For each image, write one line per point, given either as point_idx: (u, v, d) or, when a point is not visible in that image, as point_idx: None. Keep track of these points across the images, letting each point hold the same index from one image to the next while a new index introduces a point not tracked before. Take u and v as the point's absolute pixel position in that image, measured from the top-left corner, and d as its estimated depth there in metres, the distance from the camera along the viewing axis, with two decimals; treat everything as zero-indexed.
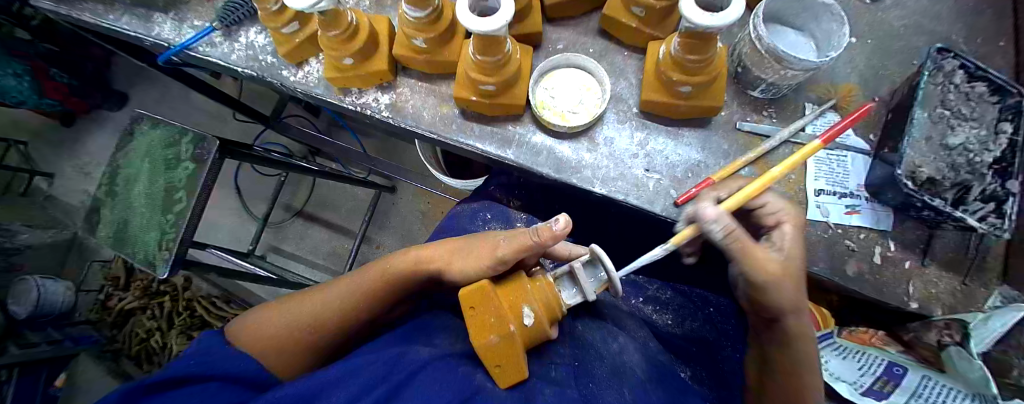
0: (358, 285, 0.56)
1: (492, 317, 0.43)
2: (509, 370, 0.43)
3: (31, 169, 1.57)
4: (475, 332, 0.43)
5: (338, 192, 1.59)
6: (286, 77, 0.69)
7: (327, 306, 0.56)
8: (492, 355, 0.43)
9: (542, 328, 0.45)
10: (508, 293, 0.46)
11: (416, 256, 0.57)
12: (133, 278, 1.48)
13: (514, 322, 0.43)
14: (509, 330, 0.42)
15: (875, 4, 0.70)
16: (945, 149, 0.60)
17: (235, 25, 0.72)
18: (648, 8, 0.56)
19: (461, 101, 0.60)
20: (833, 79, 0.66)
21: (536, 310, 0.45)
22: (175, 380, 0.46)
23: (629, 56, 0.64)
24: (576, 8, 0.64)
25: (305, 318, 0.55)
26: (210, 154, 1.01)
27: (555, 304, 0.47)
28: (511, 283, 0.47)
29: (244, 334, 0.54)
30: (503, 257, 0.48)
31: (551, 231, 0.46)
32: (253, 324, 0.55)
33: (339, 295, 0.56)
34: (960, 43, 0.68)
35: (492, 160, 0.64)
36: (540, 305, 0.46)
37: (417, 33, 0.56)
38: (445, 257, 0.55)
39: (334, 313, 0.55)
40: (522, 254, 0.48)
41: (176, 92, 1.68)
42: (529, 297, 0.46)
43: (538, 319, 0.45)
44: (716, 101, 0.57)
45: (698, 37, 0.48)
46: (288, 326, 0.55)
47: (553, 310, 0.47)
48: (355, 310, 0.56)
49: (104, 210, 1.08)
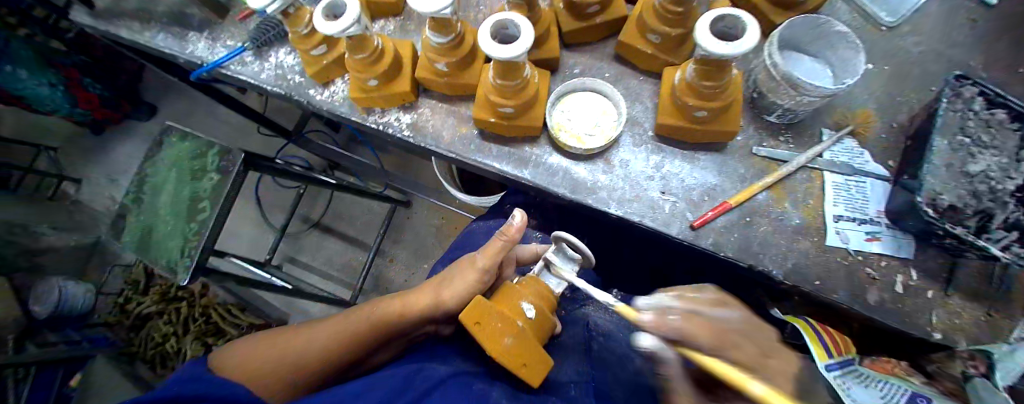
0: (349, 324, 0.57)
1: (497, 324, 0.43)
2: (535, 366, 0.44)
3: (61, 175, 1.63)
4: (487, 344, 0.43)
5: (354, 205, 1.62)
6: (313, 96, 0.72)
7: (312, 343, 0.56)
8: (514, 357, 0.43)
9: (546, 315, 0.49)
10: (503, 299, 0.48)
11: (406, 299, 0.58)
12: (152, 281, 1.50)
13: (520, 319, 0.45)
14: (518, 328, 0.44)
15: (891, 31, 0.71)
16: (966, 176, 0.57)
17: (266, 46, 0.75)
18: (664, 35, 0.57)
19: (478, 121, 0.62)
20: (850, 105, 0.66)
21: (534, 302, 0.48)
22: (166, 399, 0.45)
23: (645, 81, 0.66)
24: (595, 34, 0.66)
25: (289, 354, 0.56)
26: (235, 167, 1.04)
27: (547, 292, 0.52)
28: (500, 295, 0.49)
29: (230, 366, 0.54)
30: (483, 264, 0.56)
31: (513, 227, 0.54)
32: (239, 355, 0.56)
33: (327, 334, 0.57)
34: (979, 70, 0.68)
35: (508, 180, 0.65)
36: (534, 298, 0.49)
37: (439, 58, 0.59)
38: (435, 291, 0.58)
39: (318, 353, 0.56)
40: (498, 257, 0.56)
41: (203, 104, 1.75)
42: (522, 295, 0.49)
43: (537, 309, 0.48)
44: (732, 125, 0.58)
45: (712, 64, 0.49)
46: (271, 361, 0.55)
47: (548, 298, 0.51)
48: (338, 353, 0.56)
49: (129, 216, 1.12)
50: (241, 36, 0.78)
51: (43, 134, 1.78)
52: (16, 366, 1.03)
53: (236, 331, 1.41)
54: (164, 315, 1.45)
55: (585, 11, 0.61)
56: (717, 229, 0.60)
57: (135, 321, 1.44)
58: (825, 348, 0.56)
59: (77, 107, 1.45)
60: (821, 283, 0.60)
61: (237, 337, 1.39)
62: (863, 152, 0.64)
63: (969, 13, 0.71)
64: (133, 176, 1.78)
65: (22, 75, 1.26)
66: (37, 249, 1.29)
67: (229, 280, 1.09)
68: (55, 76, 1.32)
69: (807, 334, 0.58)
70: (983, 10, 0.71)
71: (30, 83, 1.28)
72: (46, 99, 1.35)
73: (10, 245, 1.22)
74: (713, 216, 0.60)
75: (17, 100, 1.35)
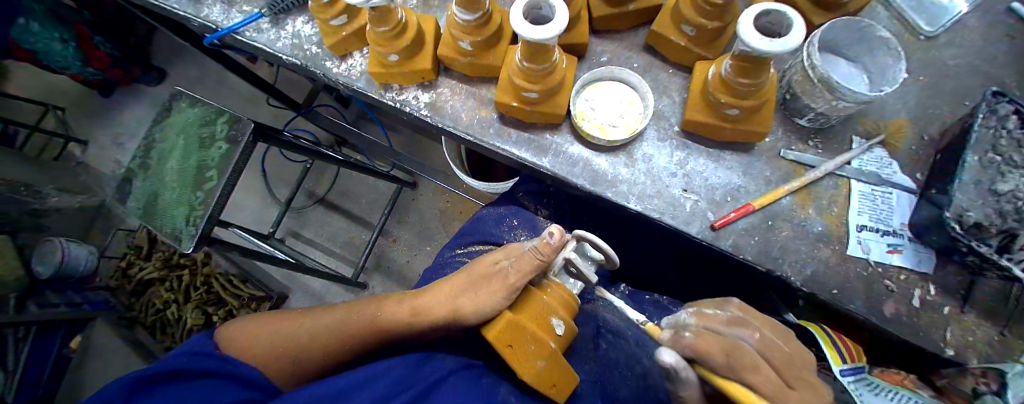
0: (353, 321, 0.55)
1: (529, 346, 0.44)
2: (561, 387, 0.45)
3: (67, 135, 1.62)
4: (521, 369, 0.43)
5: (360, 183, 1.61)
6: (329, 68, 0.70)
7: (312, 338, 0.55)
8: (545, 380, 0.44)
9: (573, 330, 0.49)
10: (530, 312, 0.48)
11: (414, 307, 0.54)
12: (155, 249, 1.50)
13: (551, 339, 0.46)
14: (551, 350, 0.44)
15: (929, 41, 0.68)
16: (993, 194, 0.54)
17: (283, 14, 0.73)
18: (699, 27, 0.55)
19: (502, 106, 0.60)
20: (882, 113, 0.64)
21: (562, 317, 0.49)
22: (170, 373, 0.47)
23: (673, 74, 0.64)
24: (625, 22, 0.63)
25: (288, 344, 0.54)
26: (245, 136, 1.03)
27: (571, 299, 0.52)
28: (529, 305, 0.49)
29: (238, 342, 0.54)
30: (516, 284, 0.48)
31: (549, 245, 0.50)
32: (239, 337, 0.55)
33: (328, 330, 0.55)
34: (1015, 86, 0.66)
35: (526, 167, 0.63)
36: (561, 309, 0.50)
37: (464, 36, 0.57)
38: (447, 302, 0.52)
39: (318, 349, 0.55)
40: (530, 275, 0.49)
41: (213, 71, 1.73)
42: (552, 309, 0.49)
43: (566, 325, 0.48)
44: (762, 126, 0.56)
45: (751, 61, 0.47)
46: (270, 348, 0.54)
47: (571, 307, 0.52)
48: (338, 351, 0.55)
49: (136, 181, 1.11)
50: (257, 2, 0.76)
51: (52, 94, 1.77)
52: (18, 324, 1.06)
53: (236, 302, 1.41)
54: (166, 281, 1.45)
55: None
56: (737, 231, 0.59)
57: (136, 286, 1.45)
58: (840, 354, 0.55)
59: (88, 67, 1.43)
60: (838, 292, 0.58)
61: (237, 307, 1.40)
62: (893, 162, 0.62)
63: (1010, 26, 0.68)
64: (140, 141, 1.77)
65: (34, 29, 1.27)
66: (43, 209, 1.30)
67: (233, 250, 1.09)
68: (67, 33, 1.31)
69: (821, 338, 0.57)
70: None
71: (42, 37, 1.28)
72: (56, 54, 1.33)
73: (15, 202, 1.22)
74: (734, 218, 0.58)
75: (26, 53, 1.32)
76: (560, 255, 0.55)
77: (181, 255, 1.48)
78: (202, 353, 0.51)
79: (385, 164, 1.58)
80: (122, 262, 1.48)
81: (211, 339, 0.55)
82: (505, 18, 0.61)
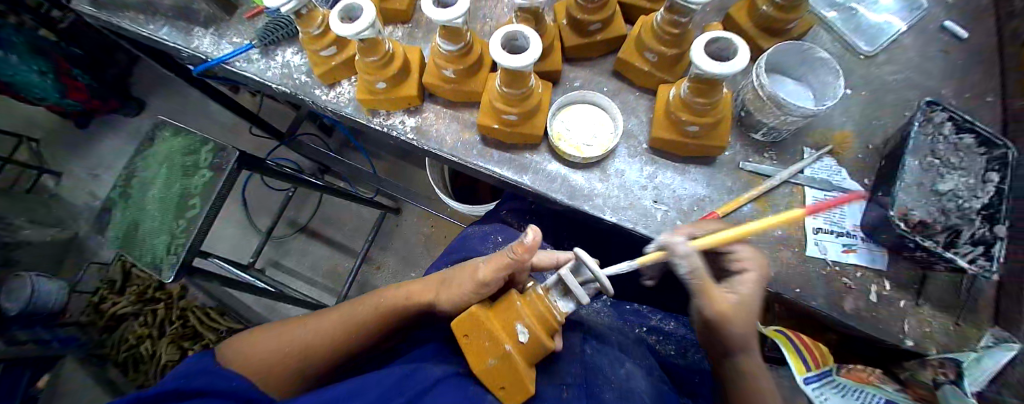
0: (353, 317, 0.58)
1: (485, 343, 0.47)
2: (513, 390, 0.47)
3: (40, 167, 1.60)
4: (473, 358, 0.47)
5: (344, 209, 1.62)
6: (318, 96, 0.73)
7: (317, 335, 0.57)
8: (494, 377, 0.47)
9: (541, 342, 0.46)
10: (501, 312, 0.49)
11: (409, 292, 0.60)
12: (130, 282, 1.45)
13: (509, 342, 0.46)
14: (503, 352, 0.46)
15: (868, 60, 0.77)
16: (935, 194, 0.62)
17: (273, 45, 0.77)
18: (660, 54, 0.62)
19: (484, 128, 0.64)
20: (829, 126, 0.71)
21: (530, 325, 0.46)
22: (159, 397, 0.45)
23: (641, 96, 0.69)
24: (595, 51, 0.70)
25: (292, 345, 0.56)
26: (228, 164, 1.05)
27: (549, 314, 0.48)
28: (504, 304, 0.49)
29: (236, 357, 0.54)
30: (484, 279, 0.52)
31: (523, 245, 0.50)
32: (240, 347, 0.56)
33: (331, 325, 0.58)
34: (948, 98, 0.74)
35: (508, 185, 0.67)
36: (533, 319, 0.47)
37: (447, 64, 0.61)
38: (435, 288, 0.58)
39: (323, 344, 0.57)
40: (503, 272, 0.51)
41: (197, 102, 1.75)
42: (521, 314, 0.47)
43: (533, 334, 0.46)
44: (722, 140, 0.61)
45: (704, 82, 0.53)
46: (275, 350, 0.55)
47: (548, 321, 0.48)
48: (340, 346, 0.57)
49: (115, 210, 1.10)
50: (247, 34, 0.80)
51: (30, 127, 1.76)
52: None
53: (215, 335, 1.37)
54: (140, 314, 1.40)
55: (587, 29, 0.65)
56: None
57: (108, 322, 1.39)
58: (804, 362, 0.58)
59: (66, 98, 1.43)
60: (801, 290, 0.63)
61: (215, 341, 1.35)
62: (841, 170, 0.68)
63: (940, 44, 0.77)
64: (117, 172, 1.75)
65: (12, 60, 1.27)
66: (13, 242, 1.27)
67: (214, 279, 1.07)
68: (46, 64, 1.31)
69: (785, 347, 0.60)
70: (950, 44, 0.77)
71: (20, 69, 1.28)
72: (36, 87, 1.33)
73: None
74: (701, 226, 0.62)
75: (3, 87, 1.30)
76: (556, 272, 0.50)
77: (157, 288, 1.44)
78: (198, 374, 0.49)
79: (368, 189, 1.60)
80: (94, 297, 1.41)
81: (206, 356, 0.53)
82: (485, 49, 0.66)
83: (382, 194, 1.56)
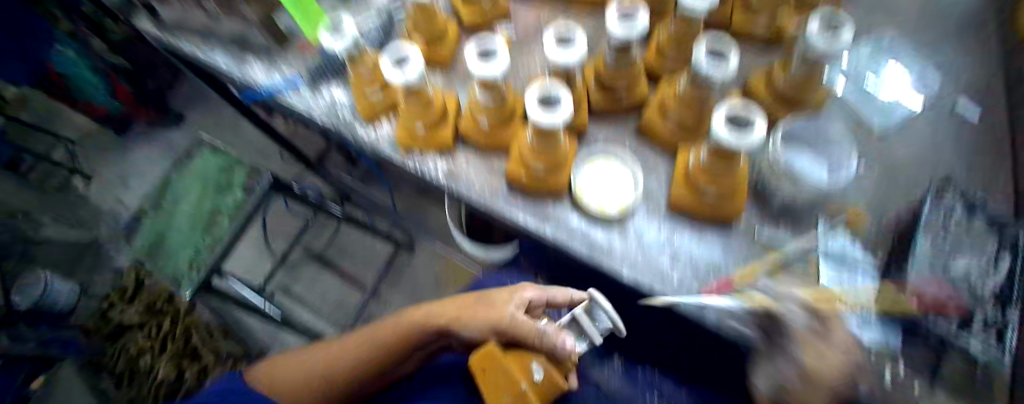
0: (373, 340, 0.61)
1: (501, 381, 0.47)
2: None
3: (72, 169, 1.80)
4: (490, 398, 0.47)
5: (358, 241, 1.66)
6: (359, 133, 0.77)
7: (340, 356, 0.61)
8: None
9: (557, 379, 0.48)
10: (516, 352, 0.50)
11: (427, 315, 0.61)
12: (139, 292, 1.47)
13: (526, 380, 0.47)
14: (518, 389, 0.46)
15: (881, 141, 0.80)
16: (949, 278, 0.60)
17: (321, 81, 0.82)
18: (681, 121, 0.66)
19: (512, 177, 0.68)
20: (843, 201, 0.72)
21: (545, 366, 0.48)
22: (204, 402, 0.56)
23: (660, 157, 0.72)
24: (620, 109, 0.74)
25: (316, 368, 0.60)
26: (262, 187, 1.11)
27: (566, 356, 0.50)
28: (520, 344, 0.51)
29: (261, 380, 0.61)
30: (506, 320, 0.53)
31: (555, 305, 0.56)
32: (267, 372, 0.62)
33: (354, 347, 0.61)
34: (962, 180, 0.75)
35: (530, 232, 0.70)
36: (548, 360, 0.49)
37: (484, 113, 0.66)
38: (456, 316, 0.59)
39: (346, 367, 0.59)
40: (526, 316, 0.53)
41: (235, 126, 1.87)
42: (536, 355, 0.49)
43: (549, 373, 0.48)
44: (738, 204, 0.64)
45: (724, 153, 0.56)
46: (301, 372, 0.60)
47: (564, 363, 0.50)
48: (360, 370, 0.59)
49: (148, 221, 1.16)
50: (296, 64, 0.85)
51: (87, 139, 1.93)
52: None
53: (211, 358, 1.40)
54: (144, 326, 1.43)
55: (614, 90, 0.70)
56: None
57: (111, 330, 1.41)
58: None
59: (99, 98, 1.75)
60: None
61: (212, 364, 1.38)
62: (852, 242, 0.66)
63: (952, 129, 0.80)
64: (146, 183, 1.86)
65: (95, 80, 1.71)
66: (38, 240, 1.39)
67: None
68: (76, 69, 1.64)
69: None
70: (965, 127, 0.80)
71: (75, 74, 1.64)
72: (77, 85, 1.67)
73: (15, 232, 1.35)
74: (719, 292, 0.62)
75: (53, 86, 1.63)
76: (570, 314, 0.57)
77: (167, 301, 1.46)
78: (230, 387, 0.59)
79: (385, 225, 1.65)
80: (104, 304, 1.44)
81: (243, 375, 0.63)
82: (519, 103, 0.71)
83: (398, 230, 1.60)
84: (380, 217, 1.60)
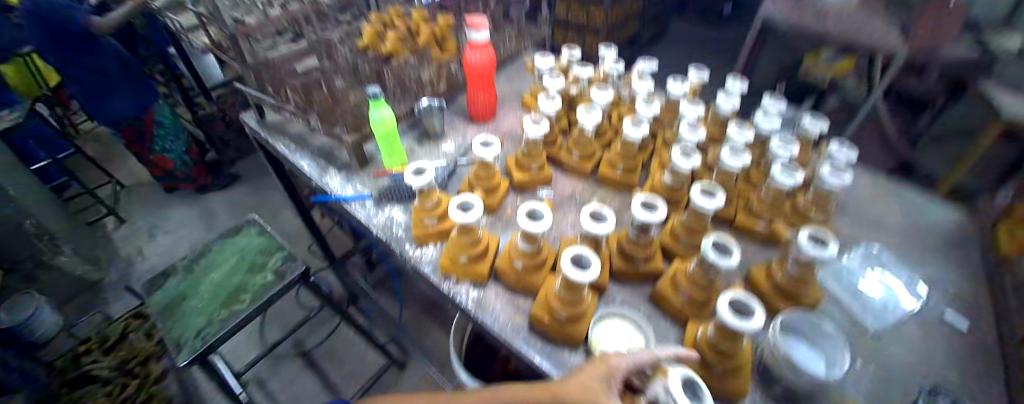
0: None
1: None
2: None
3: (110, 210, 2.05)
4: None
5: (351, 348, 1.65)
6: (406, 250, 0.87)
7: None
8: None
9: None
10: None
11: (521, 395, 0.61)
12: (120, 343, 1.59)
13: None
14: None
15: (875, 335, 0.84)
16: None
17: (386, 200, 0.97)
18: (691, 296, 0.75)
19: (535, 318, 0.74)
20: (842, 393, 0.74)
21: None
22: None
23: (671, 325, 0.78)
24: (638, 276, 0.83)
25: None
26: (293, 275, 1.20)
27: None
28: None
29: None
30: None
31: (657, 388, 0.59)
32: None
33: None
34: (956, 384, 0.77)
35: (542, 374, 0.73)
36: None
37: (521, 259, 0.77)
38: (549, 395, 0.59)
39: None
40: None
41: (281, 218, 2.10)
42: None
43: None
44: (743, 383, 0.67)
45: (728, 332, 0.64)
46: None
47: None
48: None
49: (173, 278, 1.21)
50: (368, 184, 1.01)
51: (147, 206, 2.21)
52: None
53: None
54: (109, 383, 1.48)
55: (633, 259, 0.82)
56: None
57: (77, 377, 1.47)
58: None
59: (178, 153, 2.07)
60: None
61: None
62: None
63: (942, 332, 0.85)
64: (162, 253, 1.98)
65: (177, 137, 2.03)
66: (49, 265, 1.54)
67: None
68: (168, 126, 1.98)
69: None
70: (955, 332, 0.85)
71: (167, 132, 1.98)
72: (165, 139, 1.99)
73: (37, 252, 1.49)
74: None
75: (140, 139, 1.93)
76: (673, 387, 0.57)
77: (141, 362, 1.54)
78: None
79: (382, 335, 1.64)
80: (80, 348, 1.54)
81: None
82: (553, 255, 0.82)
83: (394, 344, 1.59)
84: (381, 326, 1.61)
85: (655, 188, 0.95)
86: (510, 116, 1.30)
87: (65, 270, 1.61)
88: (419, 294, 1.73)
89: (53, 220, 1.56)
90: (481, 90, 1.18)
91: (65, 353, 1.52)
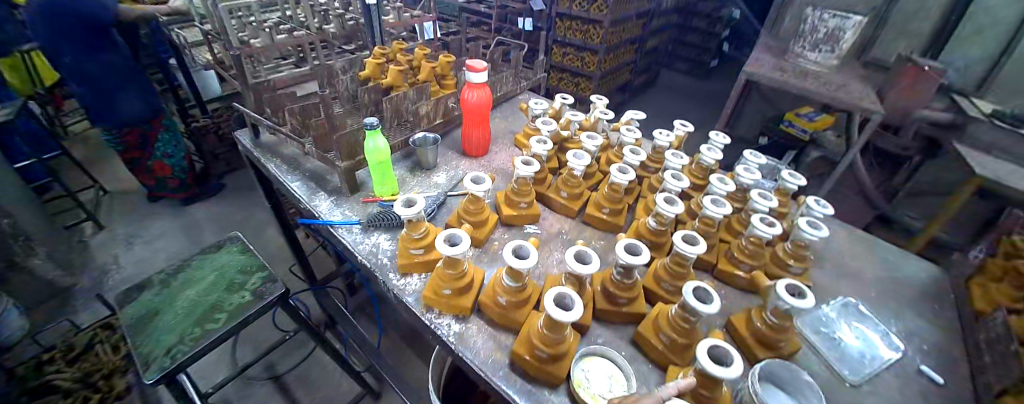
0: None
1: None
2: None
3: (89, 214, 1.99)
4: None
5: (326, 375, 1.59)
6: (390, 279, 0.87)
7: None
8: None
9: None
10: None
11: None
12: (85, 353, 1.50)
13: None
14: None
15: (854, 387, 0.84)
16: None
17: (374, 227, 0.97)
18: (673, 339, 0.75)
19: (516, 355, 0.73)
20: None
21: None
22: None
23: (652, 368, 0.78)
24: (621, 318, 0.84)
25: None
26: (271, 296, 1.17)
27: None
28: None
29: None
30: None
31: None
32: None
33: None
34: None
35: None
36: None
37: (505, 294, 0.77)
38: None
39: None
40: None
41: (264, 236, 2.07)
42: None
43: None
44: None
45: (709, 378, 0.65)
46: None
47: None
48: None
49: (147, 292, 1.17)
50: (358, 211, 1.02)
51: (128, 215, 2.16)
52: None
53: None
54: (69, 396, 1.38)
55: (616, 299, 0.83)
56: None
57: (38, 387, 1.38)
58: None
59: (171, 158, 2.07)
60: None
61: None
62: None
63: (919, 385, 0.85)
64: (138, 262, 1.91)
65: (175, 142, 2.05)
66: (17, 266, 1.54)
67: None
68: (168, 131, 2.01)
69: None
70: (932, 385, 0.85)
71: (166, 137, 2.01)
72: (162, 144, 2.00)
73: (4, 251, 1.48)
74: None
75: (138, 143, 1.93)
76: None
77: (107, 375, 1.45)
78: None
79: (358, 362, 1.59)
80: (44, 357, 1.46)
81: None
82: (537, 293, 0.83)
83: (371, 372, 1.55)
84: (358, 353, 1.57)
85: (641, 231, 0.96)
86: (502, 154, 1.33)
87: (36, 274, 1.61)
88: (401, 321, 1.70)
89: (31, 222, 1.61)
90: (476, 127, 1.22)
91: (26, 360, 1.44)
